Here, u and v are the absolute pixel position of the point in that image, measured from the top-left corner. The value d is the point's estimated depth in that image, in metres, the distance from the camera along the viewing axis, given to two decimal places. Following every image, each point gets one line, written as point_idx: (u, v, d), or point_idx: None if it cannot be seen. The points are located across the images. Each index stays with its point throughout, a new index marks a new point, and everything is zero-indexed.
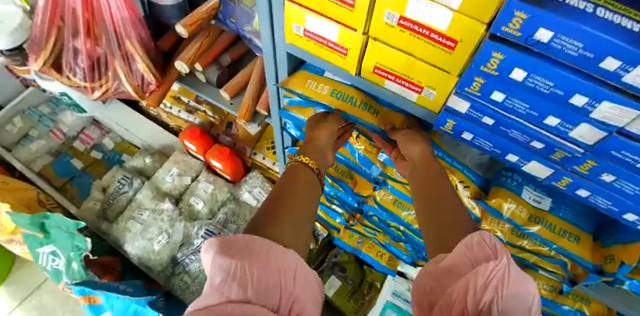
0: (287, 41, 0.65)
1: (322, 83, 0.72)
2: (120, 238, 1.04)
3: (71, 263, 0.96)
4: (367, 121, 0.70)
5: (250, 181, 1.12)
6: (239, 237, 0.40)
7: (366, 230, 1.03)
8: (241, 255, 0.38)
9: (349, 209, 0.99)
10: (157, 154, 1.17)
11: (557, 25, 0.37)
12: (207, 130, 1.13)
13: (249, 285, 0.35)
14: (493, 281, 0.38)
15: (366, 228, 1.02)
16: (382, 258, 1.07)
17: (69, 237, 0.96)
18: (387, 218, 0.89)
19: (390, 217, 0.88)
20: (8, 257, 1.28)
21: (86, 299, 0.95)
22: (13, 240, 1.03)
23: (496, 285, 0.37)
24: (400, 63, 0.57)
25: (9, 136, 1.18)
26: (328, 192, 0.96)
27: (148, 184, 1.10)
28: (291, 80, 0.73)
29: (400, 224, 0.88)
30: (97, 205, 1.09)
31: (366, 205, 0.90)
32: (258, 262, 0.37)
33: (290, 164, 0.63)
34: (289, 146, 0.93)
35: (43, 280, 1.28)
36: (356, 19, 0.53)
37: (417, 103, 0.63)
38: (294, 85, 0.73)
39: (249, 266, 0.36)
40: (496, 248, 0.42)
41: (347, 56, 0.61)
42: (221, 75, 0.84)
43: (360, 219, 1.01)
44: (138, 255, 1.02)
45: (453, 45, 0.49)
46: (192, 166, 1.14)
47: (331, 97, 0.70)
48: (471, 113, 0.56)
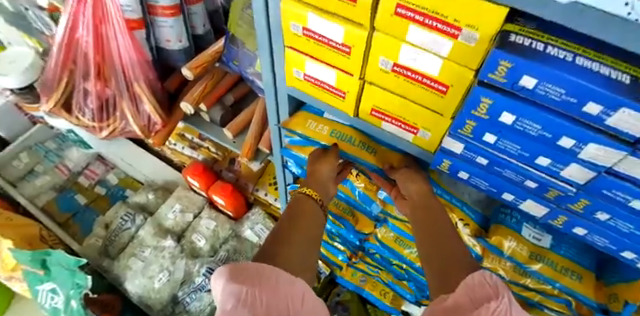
0: (288, 84, 0.68)
1: (321, 124, 0.75)
2: (121, 275, 1.03)
3: (70, 301, 0.96)
4: (366, 160, 0.72)
5: (252, 218, 1.13)
6: (250, 265, 0.40)
7: (369, 267, 1.01)
8: (251, 282, 0.37)
9: (350, 246, 0.98)
10: (160, 190, 1.20)
11: (540, 73, 0.39)
12: (210, 166, 1.15)
13: (259, 308, 0.35)
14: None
15: (369, 266, 1.01)
16: (386, 297, 1.05)
17: (69, 275, 0.95)
18: (388, 256, 0.89)
19: (391, 254, 0.87)
20: (7, 293, 1.27)
21: None
22: (13, 277, 1.03)
23: None
24: (395, 105, 0.59)
25: (15, 171, 1.21)
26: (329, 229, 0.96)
27: (151, 221, 1.10)
28: (291, 120, 0.76)
29: (402, 262, 0.87)
30: (99, 241, 1.09)
31: (367, 242, 0.90)
32: (268, 289, 0.37)
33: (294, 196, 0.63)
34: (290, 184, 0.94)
35: None
36: (352, 65, 0.56)
37: (413, 143, 0.65)
38: (295, 125, 0.75)
39: (259, 292, 0.36)
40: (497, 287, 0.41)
41: (345, 98, 0.64)
42: (225, 115, 0.87)
43: (362, 256, 1.00)
44: (138, 293, 1.01)
45: (444, 90, 0.51)
46: (195, 202, 1.15)
47: (331, 137, 0.73)
48: (465, 153, 0.58)
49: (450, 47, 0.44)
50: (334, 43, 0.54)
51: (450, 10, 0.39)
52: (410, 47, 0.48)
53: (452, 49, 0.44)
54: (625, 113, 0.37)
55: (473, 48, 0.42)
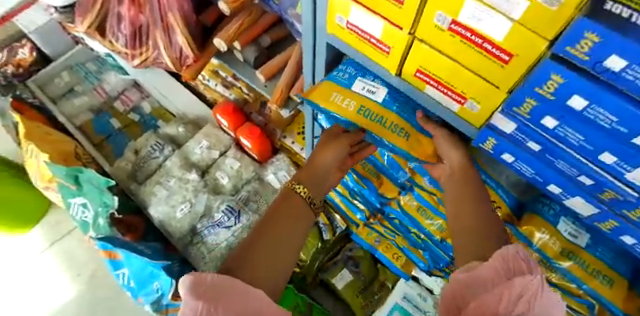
0: (328, 31, 0.62)
1: (348, 98, 0.65)
2: (146, 200, 1.07)
3: (98, 218, 1.02)
4: (396, 144, 0.64)
5: (276, 163, 1.13)
6: (209, 276, 0.42)
7: (385, 231, 0.99)
8: (210, 295, 0.40)
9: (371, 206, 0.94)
10: (190, 124, 1.20)
11: (634, 56, 0.31)
12: (240, 107, 1.14)
13: None
14: (527, 292, 0.36)
15: (385, 229, 0.98)
16: (398, 260, 1.03)
17: (98, 193, 1.02)
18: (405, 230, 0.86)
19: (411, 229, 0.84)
20: (43, 204, 1.37)
21: (108, 254, 1.02)
22: (50, 187, 1.10)
23: (530, 298, 0.35)
24: (445, 70, 0.53)
25: (56, 89, 1.24)
26: (351, 186, 0.93)
27: (178, 152, 1.12)
28: (313, 92, 0.68)
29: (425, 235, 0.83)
30: (128, 165, 1.13)
31: (387, 207, 0.87)
32: (224, 303, 0.39)
33: (282, 191, 0.62)
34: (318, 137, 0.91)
35: (71, 229, 1.38)
36: (402, 16, 0.49)
37: (458, 115, 0.59)
38: (318, 97, 0.67)
39: (216, 307, 0.38)
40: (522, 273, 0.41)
41: (389, 54, 0.58)
42: (259, 57, 0.82)
43: (381, 220, 0.97)
44: (160, 218, 1.05)
45: (507, 59, 0.44)
46: (222, 141, 1.14)
47: (357, 114, 0.64)
48: (516, 134, 0.51)
49: (525, 9, 0.36)
50: None
51: None
52: (475, 3, 0.40)
53: (526, 11, 0.36)
54: None
55: (554, 13, 0.34)
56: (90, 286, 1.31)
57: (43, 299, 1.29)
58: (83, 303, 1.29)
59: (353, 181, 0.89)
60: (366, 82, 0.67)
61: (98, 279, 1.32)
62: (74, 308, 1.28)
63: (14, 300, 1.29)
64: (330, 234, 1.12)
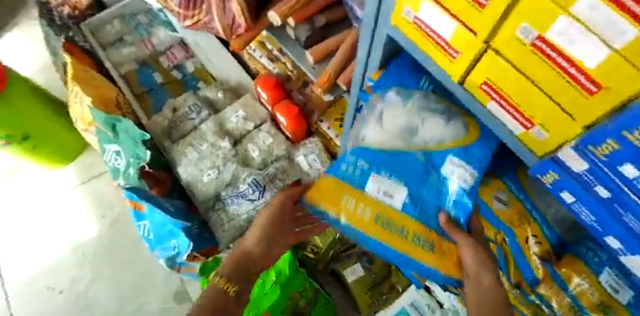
0: (391, 23, 0.58)
1: (364, 204, 0.53)
2: (177, 159, 1.08)
3: (129, 168, 1.04)
4: (424, 261, 0.53)
5: (308, 146, 1.10)
6: None
7: None
8: None
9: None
10: (229, 91, 1.19)
11: None
12: (282, 83, 1.12)
13: None
14: None
15: None
16: None
17: (133, 144, 1.04)
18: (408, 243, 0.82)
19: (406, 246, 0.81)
20: (80, 143, 1.43)
21: (133, 204, 1.04)
22: (88, 130, 1.13)
23: None
24: (515, 87, 0.47)
25: (107, 36, 1.26)
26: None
27: (214, 118, 1.11)
28: (315, 193, 0.54)
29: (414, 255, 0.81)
30: (165, 122, 1.13)
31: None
32: None
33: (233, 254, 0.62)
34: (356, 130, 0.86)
35: (102, 172, 1.44)
36: (480, 22, 0.44)
37: (520, 138, 0.53)
38: (323, 196, 0.53)
39: None
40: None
41: (456, 60, 0.52)
42: (311, 37, 0.78)
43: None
44: (187, 179, 1.06)
45: (594, 90, 0.38)
46: (258, 114, 1.13)
47: (375, 226, 0.52)
48: (583, 174, 0.46)
49: (632, 39, 0.29)
50: None
51: None
52: (568, 22, 0.34)
53: (634, 42, 0.30)
54: None
55: None
56: (112, 228, 1.37)
57: (68, 232, 1.37)
58: (104, 243, 1.35)
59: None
60: (382, 182, 0.55)
61: (120, 224, 1.37)
62: (95, 246, 1.35)
63: (43, 228, 1.38)
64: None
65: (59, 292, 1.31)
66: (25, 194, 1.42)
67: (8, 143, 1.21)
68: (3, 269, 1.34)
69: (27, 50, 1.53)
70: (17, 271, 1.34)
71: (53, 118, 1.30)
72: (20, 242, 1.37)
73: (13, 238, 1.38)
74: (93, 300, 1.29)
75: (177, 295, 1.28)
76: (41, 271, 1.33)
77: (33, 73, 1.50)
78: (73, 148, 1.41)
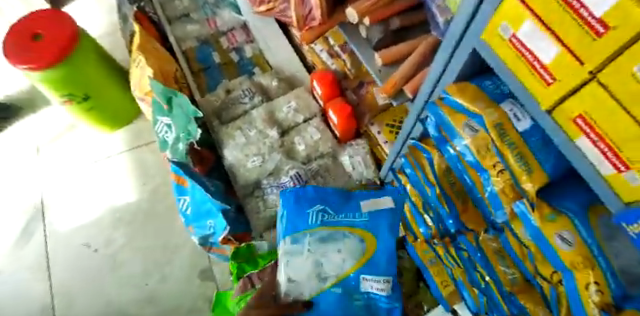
0: (481, 37, 0.50)
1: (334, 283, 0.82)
2: (223, 141, 1.08)
3: (178, 143, 1.06)
4: None
5: (355, 147, 1.09)
6: None
7: (446, 257, 0.86)
8: None
9: (443, 226, 0.81)
10: (283, 81, 1.19)
11: None
12: (338, 80, 1.12)
13: None
14: None
15: (447, 255, 0.85)
16: (445, 287, 0.93)
17: (185, 120, 1.06)
18: (384, 270, 0.83)
19: (375, 271, 0.82)
20: (133, 110, 1.49)
21: (176, 177, 1.06)
22: (144, 99, 1.17)
23: None
24: (615, 125, 0.36)
25: (175, 11, 1.29)
26: (429, 196, 0.80)
27: (266, 106, 1.11)
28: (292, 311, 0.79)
29: (382, 281, 0.82)
30: (216, 102, 1.14)
31: (462, 237, 0.76)
32: None
33: None
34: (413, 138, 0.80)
35: (149, 142, 1.49)
36: (590, 51, 0.35)
37: (607, 179, 0.43)
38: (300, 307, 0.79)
39: None
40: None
41: (551, 87, 0.43)
42: (383, 39, 0.76)
43: (447, 243, 0.83)
44: (231, 162, 1.07)
45: None
46: (309, 107, 1.12)
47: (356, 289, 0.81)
48: None
49: None
50: (589, 14, 0.33)
51: None
52: None
53: None
54: None
55: None
56: (151, 197, 1.41)
57: (110, 194, 1.43)
58: (141, 210, 1.40)
59: (433, 196, 0.77)
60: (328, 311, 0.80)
61: (159, 194, 1.42)
62: (133, 211, 1.40)
63: (89, 186, 1.45)
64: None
65: (94, 250, 1.37)
66: (77, 151, 1.50)
67: (70, 99, 1.29)
68: (49, 219, 1.43)
69: (97, 16, 1.60)
70: (61, 223, 1.42)
71: (113, 83, 1.36)
72: (67, 195, 1.45)
73: (62, 191, 1.46)
74: (124, 263, 1.34)
75: (203, 273, 1.31)
76: (81, 227, 1.41)
77: (101, 37, 1.57)
78: (126, 115, 1.47)
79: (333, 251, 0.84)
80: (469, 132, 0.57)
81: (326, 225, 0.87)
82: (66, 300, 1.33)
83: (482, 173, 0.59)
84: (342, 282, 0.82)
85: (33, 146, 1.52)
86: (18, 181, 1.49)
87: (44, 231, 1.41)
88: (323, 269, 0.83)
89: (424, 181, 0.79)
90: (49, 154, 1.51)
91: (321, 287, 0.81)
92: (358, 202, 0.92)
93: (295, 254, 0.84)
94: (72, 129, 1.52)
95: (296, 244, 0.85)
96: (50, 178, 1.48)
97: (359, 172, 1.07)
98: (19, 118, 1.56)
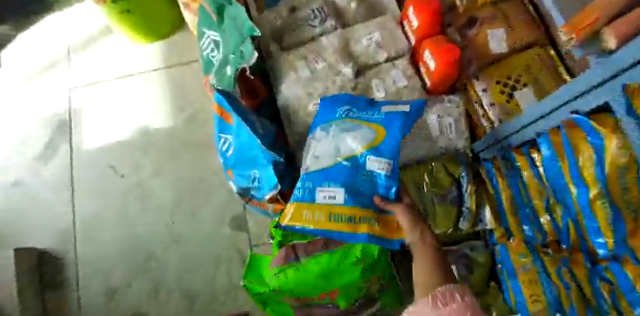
0: None
1: (317, 211, 0.64)
2: (283, 72, 0.86)
3: (225, 66, 0.84)
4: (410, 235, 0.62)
5: (447, 105, 0.84)
6: None
7: (559, 277, 0.66)
8: None
9: (583, 241, 0.59)
10: (364, 5, 0.92)
11: None
12: (443, 13, 0.88)
13: None
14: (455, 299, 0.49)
15: (563, 274, 0.65)
16: (532, 304, 0.70)
17: (237, 38, 0.82)
18: (386, 153, 0.67)
19: (379, 153, 0.67)
20: (173, 21, 1.29)
21: (219, 111, 0.85)
22: (191, 7, 0.95)
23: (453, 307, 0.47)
24: None
25: None
26: (573, 199, 0.57)
27: (340, 34, 0.86)
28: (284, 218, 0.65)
29: (383, 161, 0.66)
30: (277, 21, 0.90)
31: (614, 263, 0.53)
32: None
33: None
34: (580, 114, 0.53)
35: (190, 61, 1.29)
36: None
37: None
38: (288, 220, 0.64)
39: None
40: (464, 296, 0.50)
41: None
42: None
43: (574, 260, 0.63)
44: (288, 101, 0.85)
45: None
46: (396, 44, 0.86)
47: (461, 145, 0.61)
48: None
49: None
50: None
51: None
52: None
53: None
54: None
55: None
56: (187, 126, 1.24)
57: (143, 114, 1.27)
58: (174, 138, 1.23)
59: (582, 202, 0.55)
60: (325, 192, 0.65)
61: (196, 124, 1.23)
62: (165, 138, 1.24)
63: (120, 103, 1.29)
64: (468, 225, 0.82)
65: (121, 176, 1.22)
66: (111, 60, 1.33)
67: None
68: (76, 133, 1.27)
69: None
70: (90, 137, 1.27)
71: None
72: (95, 108, 1.29)
73: (90, 102, 1.30)
74: (150, 195, 1.20)
75: (235, 220, 1.15)
76: (108, 146, 1.25)
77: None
78: (162, 24, 1.26)
79: (345, 135, 0.70)
80: None
81: (352, 118, 0.72)
82: (87, 225, 1.19)
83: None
84: (351, 156, 0.68)
85: (64, 47, 1.36)
86: (45, 85, 1.33)
87: (69, 145, 1.26)
88: (338, 150, 0.69)
89: (573, 177, 0.56)
90: (81, 58, 1.34)
91: (332, 162, 0.68)
92: (380, 106, 0.74)
93: (318, 139, 0.72)
94: (107, 35, 1.35)
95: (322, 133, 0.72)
96: (79, 86, 1.32)
97: (447, 139, 0.84)
98: (53, 12, 1.39)
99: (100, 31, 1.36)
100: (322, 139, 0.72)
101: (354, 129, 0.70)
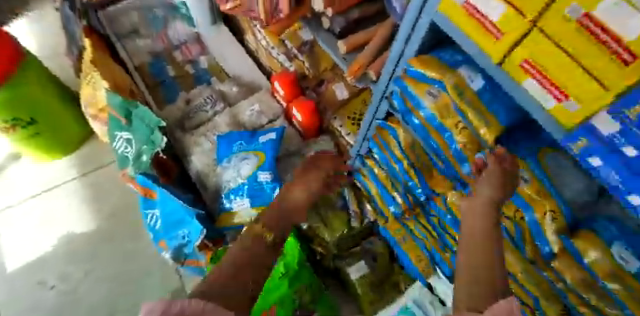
0: (439, 10, 0.61)
1: (237, 215, 1.01)
2: (190, 149, 1.08)
3: (141, 156, 1.01)
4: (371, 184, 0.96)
5: (321, 143, 1.14)
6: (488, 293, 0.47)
7: (418, 229, 1.01)
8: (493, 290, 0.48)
9: (413, 197, 0.94)
10: (244, 87, 1.20)
11: None
12: (298, 81, 1.16)
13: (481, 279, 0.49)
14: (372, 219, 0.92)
15: (419, 226, 1.01)
16: (419, 262, 1.07)
17: (147, 131, 1.02)
18: (268, 167, 1.00)
19: (264, 168, 1.00)
20: (84, 135, 1.38)
21: (142, 191, 1.01)
22: (98, 117, 1.11)
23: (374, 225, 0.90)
24: (556, 64, 0.48)
25: (123, 28, 1.22)
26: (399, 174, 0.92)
27: (229, 111, 1.12)
28: (221, 220, 1.02)
29: (267, 172, 0.99)
30: (179, 112, 1.14)
31: (432, 203, 0.90)
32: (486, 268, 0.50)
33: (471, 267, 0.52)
34: (379, 120, 0.88)
35: (105, 164, 1.38)
36: (530, 2, 0.47)
37: (551, 112, 0.52)
38: (225, 223, 1.02)
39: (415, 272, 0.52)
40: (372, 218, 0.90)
41: (500, 40, 0.55)
42: (346, 27, 0.81)
43: (418, 215, 0.99)
44: (199, 170, 1.06)
45: (629, 60, 0.38)
46: (272, 108, 1.15)
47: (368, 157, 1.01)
48: (614, 138, 0.46)
49: None
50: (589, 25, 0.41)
51: None
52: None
53: None
54: None
55: None
56: (109, 223, 1.30)
57: (62, 224, 1.30)
58: (99, 237, 1.28)
59: (402, 171, 0.90)
60: (236, 201, 1.00)
61: (118, 218, 1.30)
62: (90, 240, 1.28)
63: (38, 219, 1.31)
64: (358, 222, 1.14)
65: (50, 288, 1.22)
66: (21, 182, 1.36)
67: (13, 125, 1.16)
68: None
69: (30, 40, 1.46)
70: (8, 261, 1.26)
71: (61, 107, 1.26)
72: (12, 229, 1.30)
73: (2, 227, 1.31)
74: (83, 296, 1.21)
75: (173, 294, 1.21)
76: (31, 263, 1.25)
77: (41, 53, 1.44)
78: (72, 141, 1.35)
79: (242, 163, 1.02)
80: (431, 97, 0.69)
81: (244, 149, 1.03)
82: None
83: (445, 133, 0.70)
84: (248, 176, 1.00)
85: None
86: None
87: None
88: (239, 172, 1.01)
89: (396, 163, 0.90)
90: None
91: (237, 183, 1.01)
92: (259, 137, 1.06)
93: (226, 168, 1.03)
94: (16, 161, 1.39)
95: (227, 163, 1.03)
96: None
97: None
98: None
99: (6, 158, 1.40)
100: (226, 168, 1.03)
101: (246, 157, 1.02)
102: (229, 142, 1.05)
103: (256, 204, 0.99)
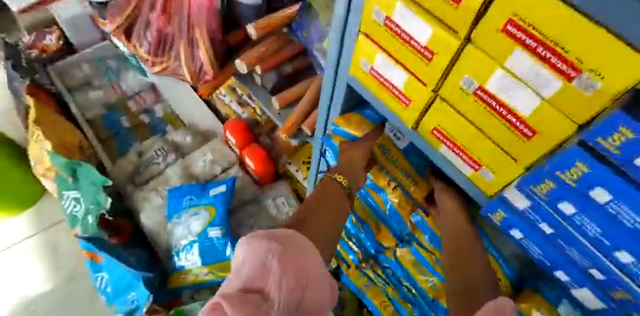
0: (350, 73, 0.62)
1: (188, 273, 0.99)
2: (139, 206, 1.05)
3: (87, 216, 0.99)
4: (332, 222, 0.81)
5: (277, 189, 1.10)
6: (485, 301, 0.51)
7: (377, 277, 0.93)
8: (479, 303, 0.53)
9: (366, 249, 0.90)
10: (198, 135, 1.19)
11: (613, 188, 0.35)
12: (251, 128, 1.13)
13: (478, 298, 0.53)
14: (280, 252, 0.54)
15: (377, 276, 0.92)
16: (384, 309, 0.95)
17: (93, 190, 1.00)
18: (218, 222, 0.97)
19: (214, 224, 0.97)
20: (36, 191, 1.32)
21: (89, 254, 0.98)
22: (47, 175, 1.09)
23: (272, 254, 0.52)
24: (465, 133, 0.51)
25: (74, 79, 1.23)
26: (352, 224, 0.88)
27: (180, 162, 1.11)
28: (173, 280, 1.00)
29: (216, 228, 0.96)
30: (130, 166, 1.12)
31: (383, 255, 0.87)
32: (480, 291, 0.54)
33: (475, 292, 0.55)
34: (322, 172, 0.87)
35: (58, 221, 1.33)
36: (429, 73, 0.49)
37: (470, 179, 0.56)
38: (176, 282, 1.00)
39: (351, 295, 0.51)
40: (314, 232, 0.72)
41: (408, 106, 0.56)
42: (278, 82, 0.83)
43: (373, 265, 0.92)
44: (150, 227, 1.03)
45: (530, 135, 0.42)
46: (226, 157, 1.12)
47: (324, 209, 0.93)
48: (529, 213, 0.49)
49: (557, 89, 0.35)
50: (491, 101, 0.44)
51: (550, 30, 0.32)
52: (503, 75, 0.40)
53: (558, 92, 0.35)
54: (600, 193, 0.37)
55: (588, 98, 0.33)
56: (66, 282, 1.24)
57: (13, 289, 1.22)
58: (55, 299, 1.22)
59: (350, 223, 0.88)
60: (186, 258, 0.97)
61: (76, 276, 1.25)
62: (46, 303, 1.21)
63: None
64: None
65: None
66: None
67: None
68: None
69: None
70: None
71: None
72: None
73: None
74: None
75: None
76: None
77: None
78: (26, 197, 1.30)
79: (191, 220, 0.98)
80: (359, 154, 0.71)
81: (195, 205, 1.00)
82: None
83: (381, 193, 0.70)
84: (198, 234, 0.97)
85: None
86: None
87: None
88: (189, 229, 0.98)
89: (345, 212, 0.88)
90: None
91: (187, 241, 0.97)
92: (210, 190, 1.02)
93: (176, 226, 0.99)
94: None
95: (176, 219, 0.99)
96: None
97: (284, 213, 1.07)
98: None
99: None
100: (176, 225, 0.99)
101: (196, 213, 0.99)
102: (178, 197, 1.02)
103: (207, 261, 0.96)
